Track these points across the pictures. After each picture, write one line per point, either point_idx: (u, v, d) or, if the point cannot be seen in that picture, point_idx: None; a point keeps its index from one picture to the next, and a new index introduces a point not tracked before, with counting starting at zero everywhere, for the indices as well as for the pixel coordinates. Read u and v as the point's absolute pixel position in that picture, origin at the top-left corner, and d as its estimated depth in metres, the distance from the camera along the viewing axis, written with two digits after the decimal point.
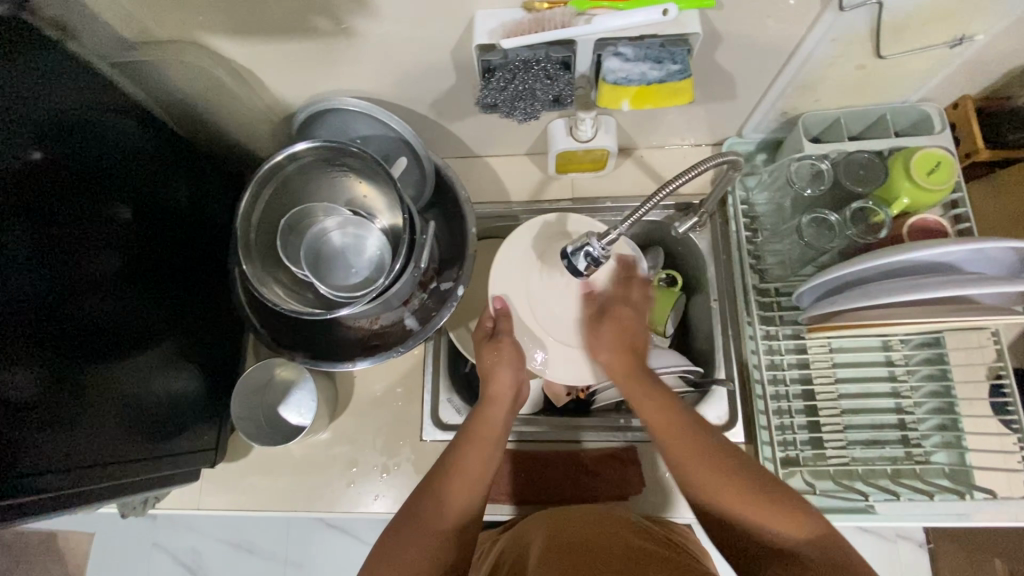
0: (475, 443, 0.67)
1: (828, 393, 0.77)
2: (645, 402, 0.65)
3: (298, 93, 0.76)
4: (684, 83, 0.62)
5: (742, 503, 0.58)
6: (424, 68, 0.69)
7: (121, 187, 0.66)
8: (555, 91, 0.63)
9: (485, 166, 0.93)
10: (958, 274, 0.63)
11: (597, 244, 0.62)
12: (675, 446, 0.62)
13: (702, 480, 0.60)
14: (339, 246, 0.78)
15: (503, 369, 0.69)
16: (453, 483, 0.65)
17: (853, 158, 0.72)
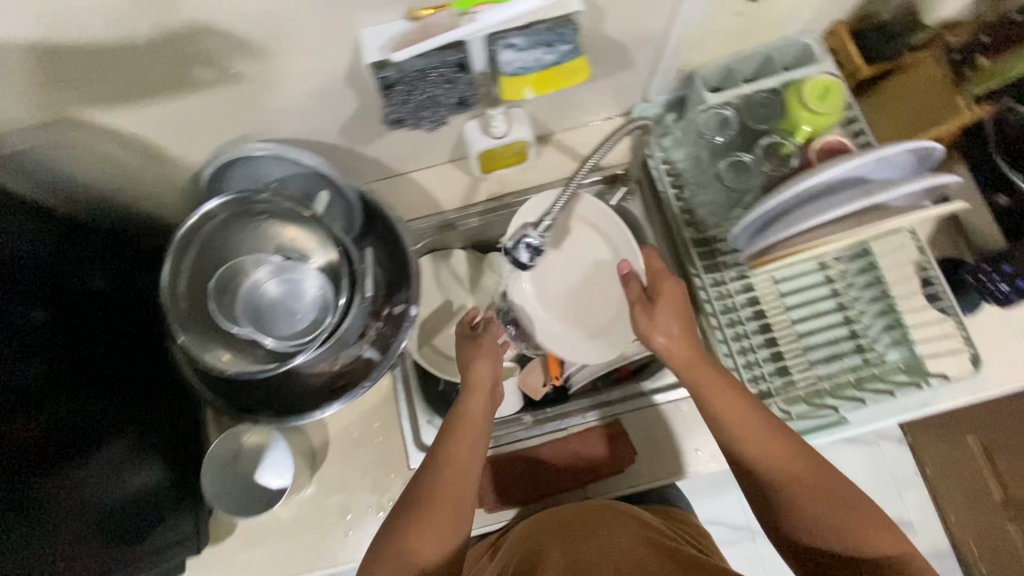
0: (463, 422, 0.68)
1: (782, 322, 0.81)
2: (724, 393, 0.64)
3: (198, 148, 0.72)
4: (579, 62, 0.63)
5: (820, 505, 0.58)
6: (324, 97, 0.68)
7: (20, 290, 0.60)
8: (458, 93, 0.63)
9: (410, 180, 0.91)
10: (868, 187, 0.69)
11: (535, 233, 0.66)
12: (760, 444, 0.61)
13: (797, 484, 0.59)
14: (277, 295, 0.73)
15: (481, 361, 0.72)
16: (447, 474, 0.64)
17: (752, 100, 0.77)
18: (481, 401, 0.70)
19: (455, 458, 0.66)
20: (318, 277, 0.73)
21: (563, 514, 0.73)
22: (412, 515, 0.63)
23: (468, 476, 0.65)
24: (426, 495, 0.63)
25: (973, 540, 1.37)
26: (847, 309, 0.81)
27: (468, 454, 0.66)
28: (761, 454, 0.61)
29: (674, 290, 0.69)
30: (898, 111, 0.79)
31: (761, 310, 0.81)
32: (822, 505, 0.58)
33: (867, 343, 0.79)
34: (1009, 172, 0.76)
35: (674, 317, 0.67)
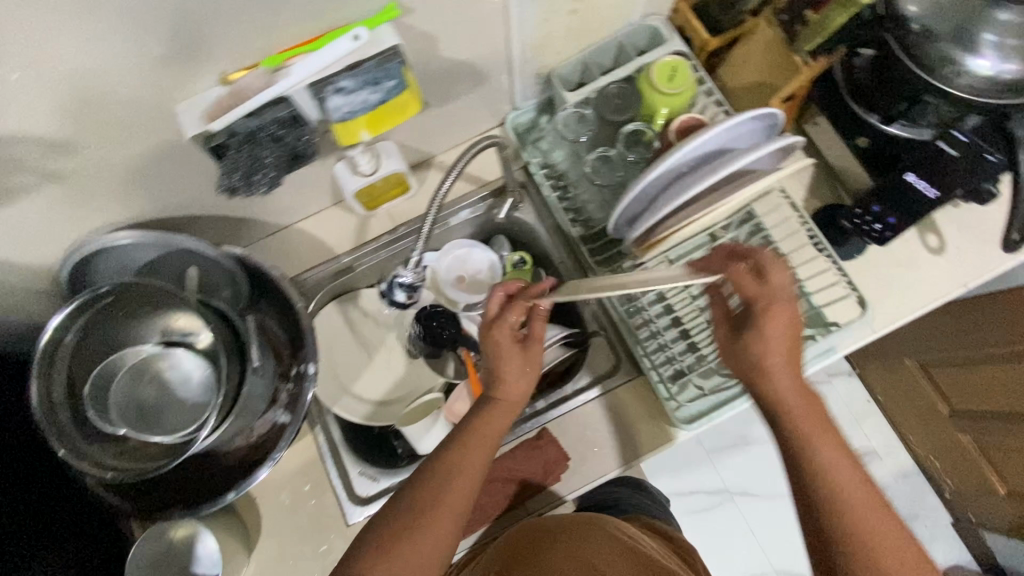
0: (481, 431, 0.65)
1: (683, 299, 0.82)
2: (818, 425, 0.60)
3: (51, 251, 0.69)
4: (406, 95, 0.63)
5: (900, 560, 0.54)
6: (169, 173, 0.65)
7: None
8: (290, 146, 0.62)
9: (298, 232, 0.89)
10: (732, 155, 0.69)
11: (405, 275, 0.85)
12: (846, 484, 0.57)
13: (879, 531, 0.55)
14: (162, 387, 0.69)
15: (515, 372, 0.67)
16: (457, 478, 0.62)
17: (606, 93, 0.78)
18: (505, 418, 0.68)
19: (467, 471, 0.62)
20: (190, 355, 0.70)
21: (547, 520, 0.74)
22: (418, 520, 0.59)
23: (476, 480, 0.63)
24: (438, 500, 0.60)
25: (933, 455, 1.42)
26: None
27: (478, 460, 0.63)
28: (848, 488, 0.57)
29: (781, 324, 0.60)
30: (748, 75, 0.81)
31: (662, 293, 0.82)
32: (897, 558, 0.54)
33: None
34: (865, 115, 0.77)
35: (778, 346, 0.60)
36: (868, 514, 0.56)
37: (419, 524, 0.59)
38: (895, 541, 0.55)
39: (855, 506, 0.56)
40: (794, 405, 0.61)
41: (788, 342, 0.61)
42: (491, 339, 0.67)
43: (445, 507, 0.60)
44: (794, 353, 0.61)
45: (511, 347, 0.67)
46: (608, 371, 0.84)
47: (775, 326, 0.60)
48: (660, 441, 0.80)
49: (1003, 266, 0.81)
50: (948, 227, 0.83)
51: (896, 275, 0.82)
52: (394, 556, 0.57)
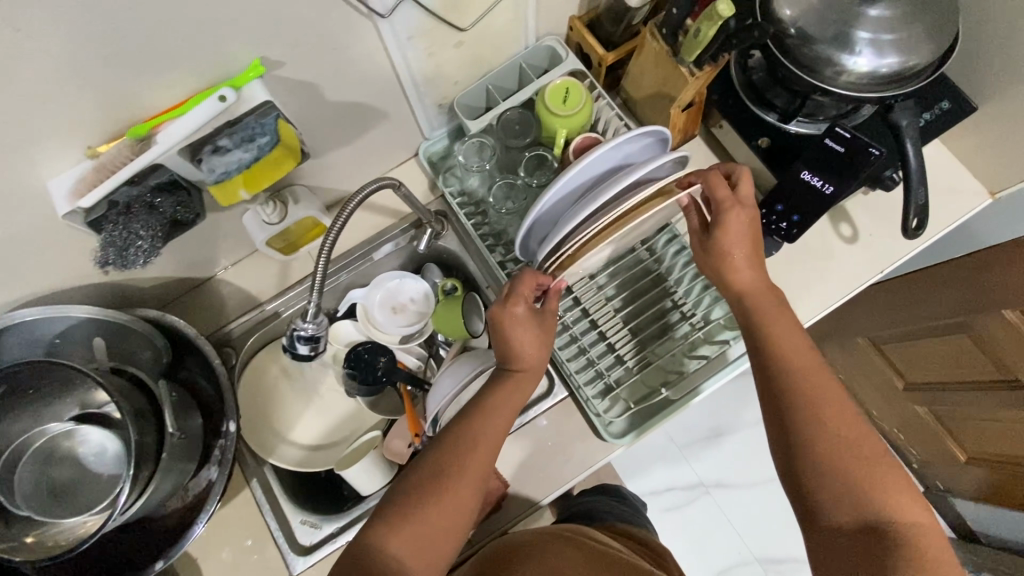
0: (498, 396, 0.68)
1: (606, 313, 0.83)
2: (793, 331, 0.65)
3: None
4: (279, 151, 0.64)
5: (863, 444, 0.58)
6: (58, 246, 0.64)
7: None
8: (167, 213, 0.62)
9: (220, 284, 0.88)
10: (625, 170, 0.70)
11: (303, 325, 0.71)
12: (821, 382, 0.61)
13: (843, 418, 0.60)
14: (75, 463, 0.70)
15: (533, 344, 0.69)
16: (476, 443, 0.64)
17: (506, 119, 0.79)
18: (527, 386, 0.70)
19: (481, 435, 0.65)
20: (94, 428, 0.71)
21: (517, 535, 0.73)
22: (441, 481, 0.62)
23: (494, 442, 0.65)
24: (457, 461, 0.63)
25: (897, 427, 1.41)
26: (665, 282, 0.84)
27: (494, 427, 0.66)
28: (821, 378, 0.62)
29: (739, 224, 0.66)
30: (646, 87, 0.82)
31: (585, 310, 0.83)
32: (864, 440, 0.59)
33: (690, 309, 0.82)
34: (764, 114, 0.78)
35: (741, 248, 0.66)
36: (830, 399, 0.60)
37: (441, 483, 0.62)
38: (855, 427, 0.59)
39: (825, 394, 0.61)
40: (767, 309, 0.66)
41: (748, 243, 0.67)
42: (503, 317, 0.67)
43: (467, 462, 0.63)
44: (756, 258, 0.67)
45: (524, 317, 0.67)
46: (539, 394, 0.82)
47: (733, 227, 0.66)
48: (599, 458, 0.79)
49: (916, 248, 0.83)
50: (859, 214, 0.85)
51: (815, 267, 0.83)
52: (418, 512, 0.60)
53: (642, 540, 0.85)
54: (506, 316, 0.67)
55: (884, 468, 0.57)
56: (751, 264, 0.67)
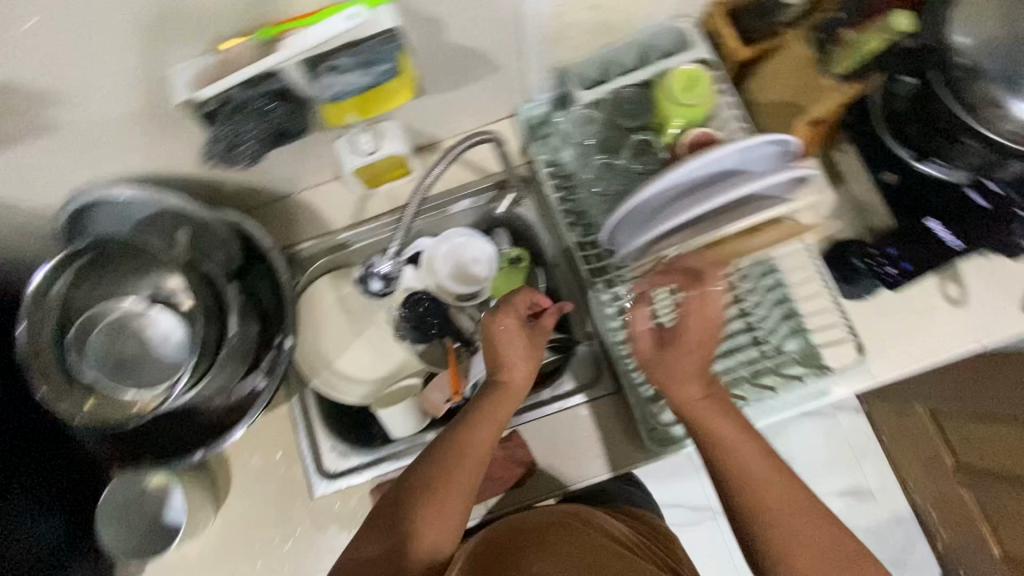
0: (484, 414, 0.66)
1: (674, 319, 0.79)
2: (741, 440, 0.63)
3: (52, 194, 0.70)
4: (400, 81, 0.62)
5: (825, 559, 0.57)
6: (165, 133, 0.65)
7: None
8: (278, 122, 0.61)
9: (298, 204, 0.89)
10: (733, 181, 0.66)
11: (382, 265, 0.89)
12: (773, 495, 0.60)
13: (803, 529, 0.58)
14: (143, 341, 0.74)
15: (517, 363, 0.69)
16: (462, 458, 0.63)
17: (620, 96, 0.76)
18: (512, 407, 0.69)
19: (470, 448, 0.64)
20: (167, 313, 0.74)
21: (537, 514, 0.70)
22: (426, 502, 0.61)
23: (482, 459, 0.64)
24: (442, 477, 0.62)
25: (933, 505, 1.30)
26: (741, 301, 0.79)
27: (483, 439, 0.65)
28: (774, 494, 0.60)
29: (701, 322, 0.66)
30: (774, 92, 0.76)
31: (652, 311, 0.80)
32: (827, 553, 0.57)
33: (763, 335, 0.78)
34: (897, 149, 0.70)
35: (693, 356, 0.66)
36: (781, 515, 0.59)
37: (425, 501, 0.61)
38: (813, 534, 0.58)
39: (778, 504, 0.59)
40: (722, 423, 0.64)
41: (699, 352, 0.66)
42: (491, 328, 0.70)
43: (461, 469, 0.63)
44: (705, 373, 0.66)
45: (514, 329, 0.70)
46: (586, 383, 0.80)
47: (693, 331, 0.66)
48: (633, 460, 0.77)
49: None
50: (970, 278, 0.78)
51: (907, 325, 0.77)
52: (401, 530, 0.61)
53: (641, 518, 0.80)
54: (495, 329, 0.70)
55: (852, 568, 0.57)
56: (694, 378, 0.65)
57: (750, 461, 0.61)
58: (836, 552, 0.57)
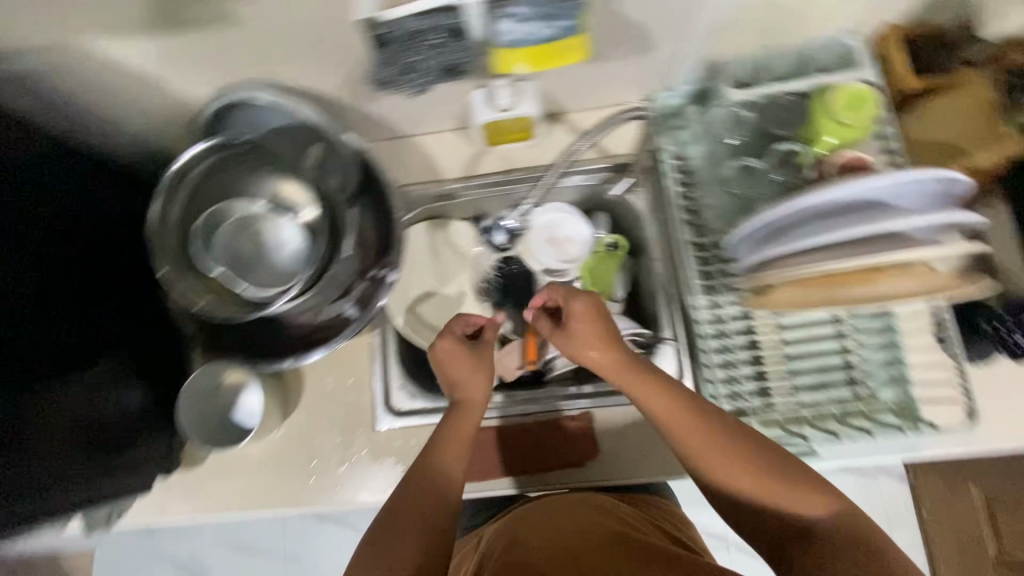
0: (446, 432, 0.68)
1: (773, 341, 0.76)
2: (656, 398, 0.62)
3: (201, 87, 0.73)
4: (579, 39, 0.59)
5: (759, 485, 0.56)
6: (322, 49, 0.66)
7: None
8: (450, 57, 0.61)
9: (414, 145, 0.89)
10: (881, 214, 0.61)
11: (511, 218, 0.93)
12: (693, 437, 0.59)
13: (727, 464, 0.58)
14: (260, 243, 0.77)
15: (473, 375, 0.70)
16: (430, 479, 0.64)
17: (774, 103, 0.74)
18: (473, 417, 0.70)
19: (433, 472, 0.64)
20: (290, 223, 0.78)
21: (552, 529, 0.68)
22: (401, 531, 0.59)
23: (447, 477, 0.64)
24: (412, 503, 0.61)
25: None
26: (845, 337, 0.76)
27: (451, 458, 0.66)
28: (703, 443, 0.59)
29: (584, 311, 0.65)
30: (941, 130, 0.72)
31: (751, 327, 0.77)
32: (754, 482, 0.57)
33: (860, 376, 0.75)
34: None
35: (589, 337, 0.65)
36: (724, 467, 0.58)
37: (396, 533, 0.59)
38: (745, 468, 0.57)
39: (702, 443, 0.59)
40: (636, 388, 0.63)
41: (590, 331, 0.65)
42: (437, 350, 0.71)
43: (428, 496, 0.62)
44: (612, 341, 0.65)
45: (455, 347, 0.70)
46: None
47: (582, 329, 0.65)
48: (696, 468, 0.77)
49: None
50: None
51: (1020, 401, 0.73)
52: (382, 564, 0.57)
53: (653, 501, 0.82)
54: (438, 350, 0.71)
55: (793, 491, 0.55)
56: (601, 347, 0.64)
57: (684, 430, 0.59)
58: (765, 474, 0.56)
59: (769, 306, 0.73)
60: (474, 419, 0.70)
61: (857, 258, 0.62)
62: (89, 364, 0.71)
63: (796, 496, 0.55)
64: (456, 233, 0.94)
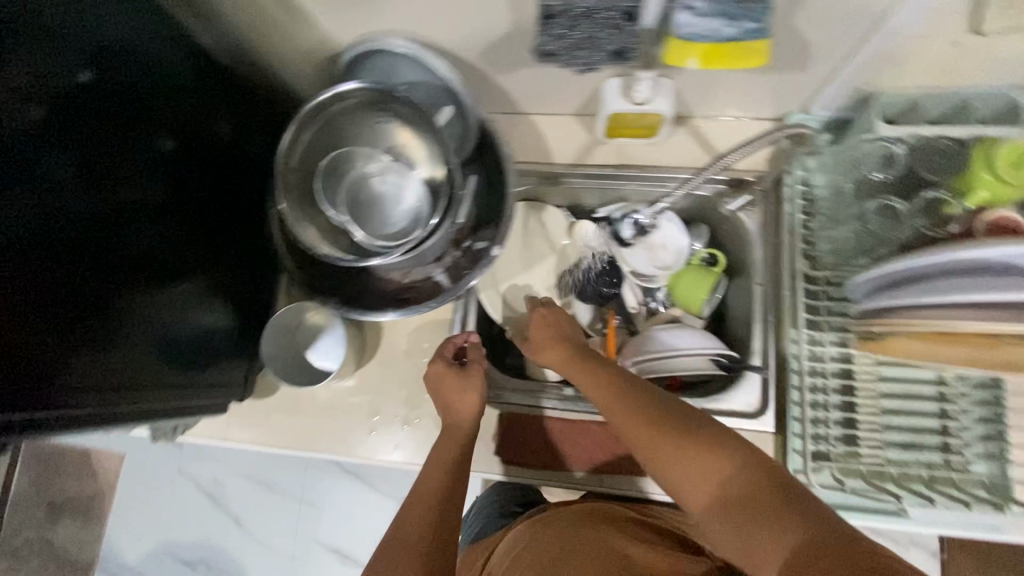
0: (443, 435, 0.74)
1: (869, 390, 0.73)
2: (595, 386, 0.69)
3: (346, 31, 0.73)
4: (760, 44, 0.56)
5: (667, 451, 0.58)
6: (478, 13, 0.65)
7: (136, 107, 0.62)
8: (620, 42, 0.59)
9: (530, 124, 0.88)
10: (969, 279, 0.57)
11: (644, 214, 0.88)
12: (620, 415, 0.64)
13: (646, 436, 0.60)
14: (379, 193, 0.77)
15: (465, 394, 0.76)
16: (429, 474, 0.70)
17: (932, 144, 0.67)
18: (472, 416, 0.75)
19: (432, 471, 0.70)
20: (417, 183, 0.77)
21: (542, 540, 0.71)
22: (408, 526, 0.63)
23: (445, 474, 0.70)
24: (418, 500, 0.67)
25: None
26: (947, 402, 0.73)
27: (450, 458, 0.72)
28: (626, 421, 0.63)
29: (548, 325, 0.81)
30: None
31: (848, 371, 0.74)
32: (668, 451, 0.57)
33: (956, 444, 0.71)
34: None
35: (557, 349, 0.77)
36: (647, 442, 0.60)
37: (404, 526, 0.64)
38: (655, 433, 0.59)
39: (629, 421, 0.62)
40: (590, 386, 0.70)
41: (555, 339, 0.78)
42: (430, 373, 0.79)
43: (431, 489, 0.68)
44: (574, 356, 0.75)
45: (441, 371, 0.78)
46: (743, 411, 0.78)
47: (552, 350, 0.78)
48: None
49: None
50: None
51: None
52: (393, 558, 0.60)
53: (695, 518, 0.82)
54: (431, 372, 0.79)
55: (696, 452, 0.56)
56: (560, 357, 0.76)
57: (617, 413, 0.64)
58: (671, 439, 0.58)
59: (881, 353, 0.69)
60: (468, 427, 0.75)
61: (952, 302, 0.58)
62: (186, 278, 0.72)
63: (698, 458, 0.55)
64: (552, 219, 0.93)
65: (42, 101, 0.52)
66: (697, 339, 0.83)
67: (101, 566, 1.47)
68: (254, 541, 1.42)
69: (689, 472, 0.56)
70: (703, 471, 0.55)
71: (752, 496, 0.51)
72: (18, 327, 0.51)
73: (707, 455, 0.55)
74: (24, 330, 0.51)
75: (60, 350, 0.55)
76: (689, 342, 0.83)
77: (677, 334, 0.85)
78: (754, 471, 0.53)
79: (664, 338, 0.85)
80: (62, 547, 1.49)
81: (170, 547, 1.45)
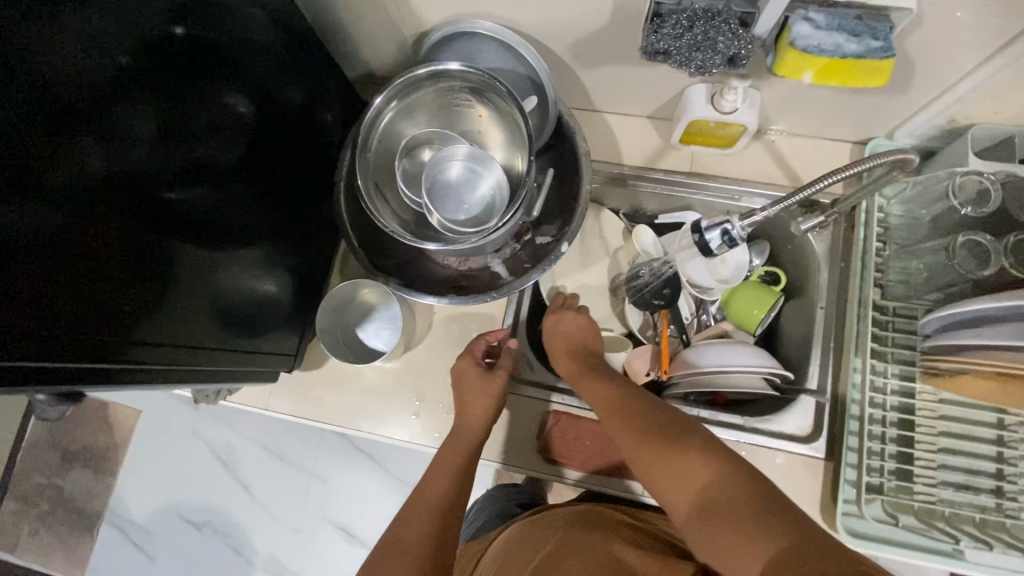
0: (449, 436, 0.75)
1: (928, 427, 0.72)
2: (596, 391, 0.70)
3: (438, 11, 0.72)
4: (884, 63, 0.55)
5: (653, 456, 0.58)
6: (580, 6, 0.64)
7: (220, 68, 0.61)
8: (734, 48, 0.57)
9: (603, 122, 0.87)
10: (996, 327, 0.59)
11: (738, 224, 0.69)
12: (614, 421, 0.65)
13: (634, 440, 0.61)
14: (455, 179, 0.76)
15: (478, 399, 0.75)
16: (429, 480, 0.71)
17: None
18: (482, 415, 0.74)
19: (431, 477, 0.71)
20: (493, 175, 0.76)
21: (536, 539, 0.68)
22: (399, 538, 0.65)
23: (441, 478, 0.70)
24: (410, 514, 0.67)
25: None
26: (1005, 445, 0.70)
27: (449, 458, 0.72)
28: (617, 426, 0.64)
29: (568, 325, 0.80)
30: None
31: (907, 405, 0.73)
32: (652, 453, 0.58)
33: (1011, 490, 0.69)
34: None
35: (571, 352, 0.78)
36: (643, 452, 0.60)
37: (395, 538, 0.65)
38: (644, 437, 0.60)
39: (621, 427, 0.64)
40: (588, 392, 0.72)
41: (570, 343, 0.79)
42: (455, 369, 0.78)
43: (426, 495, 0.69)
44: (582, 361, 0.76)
45: (466, 369, 0.77)
46: (792, 434, 0.77)
47: (566, 361, 0.78)
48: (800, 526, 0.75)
49: None
50: None
51: None
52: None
53: None
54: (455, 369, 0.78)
55: (679, 456, 0.57)
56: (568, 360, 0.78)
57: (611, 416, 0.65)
58: (658, 443, 0.59)
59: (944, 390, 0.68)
60: (477, 429, 0.74)
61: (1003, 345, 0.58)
62: (249, 244, 0.71)
63: (682, 462, 0.56)
64: (612, 223, 0.93)
65: (133, 53, 0.50)
66: (752, 357, 0.79)
67: (107, 518, 1.47)
68: (261, 509, 1.42)
69: (671, 476, 0.56)
70: (686, 474, 0.55)
71: (726, 498, 0.51)
72: (89, 280, 0.49)
73: (690, 458, 0.56)
74: (100, 282, 0.50)
75: (132, 307, 0.54)
76: (742, 360, 0.79)
77: (730, 351, 0.81)
78: (736, 475, 0.53)
79: (716, 357, 0.80)
80: (71, 496, 1.49)
81: (176, 507, 1.45)
